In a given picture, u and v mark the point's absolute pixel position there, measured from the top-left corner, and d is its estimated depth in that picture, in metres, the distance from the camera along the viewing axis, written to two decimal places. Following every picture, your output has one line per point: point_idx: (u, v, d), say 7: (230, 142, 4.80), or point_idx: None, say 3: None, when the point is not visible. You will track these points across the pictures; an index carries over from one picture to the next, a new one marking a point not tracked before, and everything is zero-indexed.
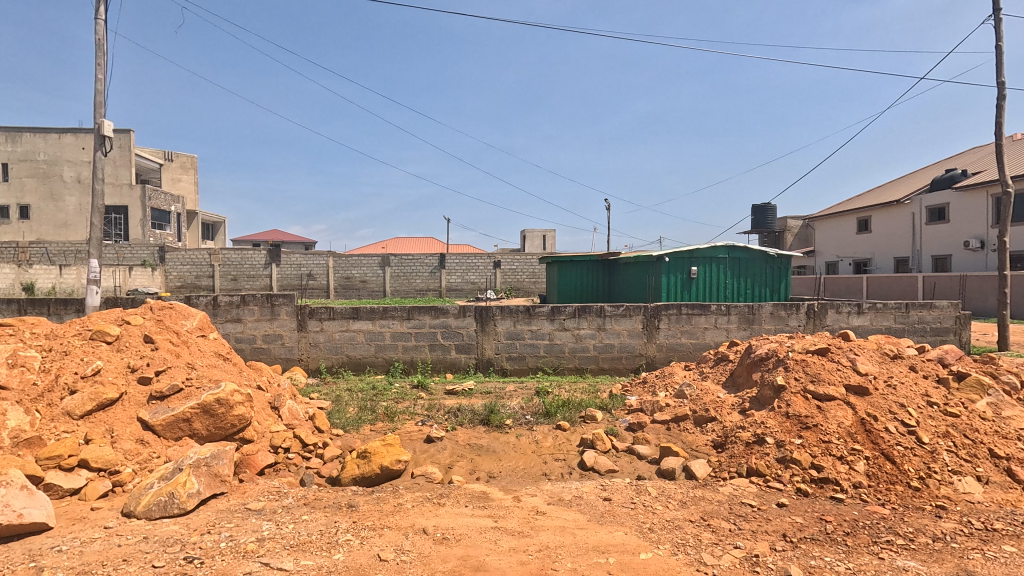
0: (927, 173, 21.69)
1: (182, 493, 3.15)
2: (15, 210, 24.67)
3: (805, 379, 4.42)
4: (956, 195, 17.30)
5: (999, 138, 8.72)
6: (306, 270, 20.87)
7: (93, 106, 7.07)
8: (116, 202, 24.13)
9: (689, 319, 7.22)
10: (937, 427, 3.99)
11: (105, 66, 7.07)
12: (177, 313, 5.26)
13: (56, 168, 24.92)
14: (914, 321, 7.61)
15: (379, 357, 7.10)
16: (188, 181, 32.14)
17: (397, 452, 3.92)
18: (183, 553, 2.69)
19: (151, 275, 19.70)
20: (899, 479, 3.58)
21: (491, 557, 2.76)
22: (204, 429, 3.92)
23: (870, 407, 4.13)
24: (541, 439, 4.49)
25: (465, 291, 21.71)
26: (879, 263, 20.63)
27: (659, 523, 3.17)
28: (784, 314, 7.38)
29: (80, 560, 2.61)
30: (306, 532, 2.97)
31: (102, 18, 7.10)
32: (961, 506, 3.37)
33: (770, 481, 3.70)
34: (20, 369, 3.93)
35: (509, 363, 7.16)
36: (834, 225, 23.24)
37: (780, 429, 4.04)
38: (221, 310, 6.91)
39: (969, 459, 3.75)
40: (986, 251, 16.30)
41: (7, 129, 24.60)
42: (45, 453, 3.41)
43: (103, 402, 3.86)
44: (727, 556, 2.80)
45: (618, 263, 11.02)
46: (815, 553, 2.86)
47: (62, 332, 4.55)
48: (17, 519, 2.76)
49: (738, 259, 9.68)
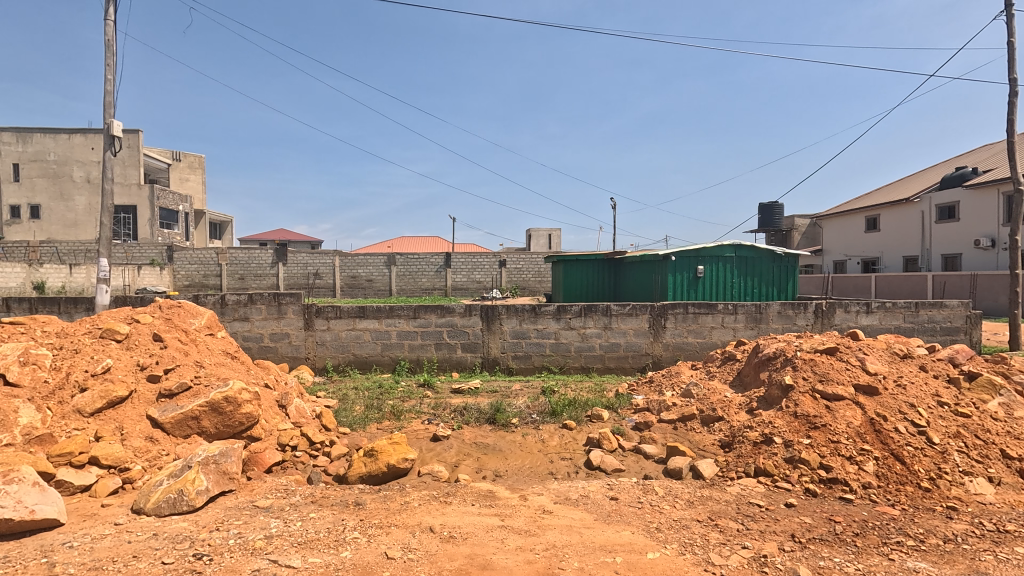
0: (937, 171, 21.45)
1: (191, 491, 3.18)
2: (27, 210, 24.96)
3: (814, 379, 4.37)
4: (966, 193, 17.11)
5: (1013, 134, 8.59)
6: (312, 269, 20.99)
7: (103, 106, 7.12)
8: (125, 202, 24.37)
9: (695, 319, 7.19)
10: (949, 427, 3.95)
11: (115, 66, 7.13)
12: (185, 312, 5.30)
13: (66, 168, 25.18)
14: (923, 321, 7.54)
15: (384, 356, 7.12)
16: (196, 180, 32.41)
17: (404, 450, 3.92)
18: (192, 550, 2.71)
19: (160, 275, 19.86)
20: (910, 479, 3.55)
21: (497, 555, 2.76)
22: (212, 427, 3.94)
23: (880, 407, 4.09)
24: (548, 438, 4.49)
25: (471, 290, 21.72)
26: (888, 262, 20.41)
27: (666, 523, 3.16)
28: (792, 314, 7.35)
29: (92, 556, 2.63)
30: (313, 530, 2.99)
31: (111, 19, 7.16)
32: (972, 508, 3.33)
33: (779, 481, 3.67)
34: (32, 367, 3.97)
35: (514, 363, 7.16)
36: (843, 223, 23.04)
37: (788, 428, 4.01)
38: (228, 309, 6.94)
39: (980, 460, 3.71)
40: (997, 250, 16.07)
41: (19, 128, 24.88)
42: (57, 450, 3.44)
43: (113, 399, 3.90)
44: (735, 557, 2.78)
45: (623, 262, 11.00)
46: (823, 554, 2.83)
47: (73, 330, 4.58)
48: (29, 515, 2.79)
49: (744, 257, 9.63)
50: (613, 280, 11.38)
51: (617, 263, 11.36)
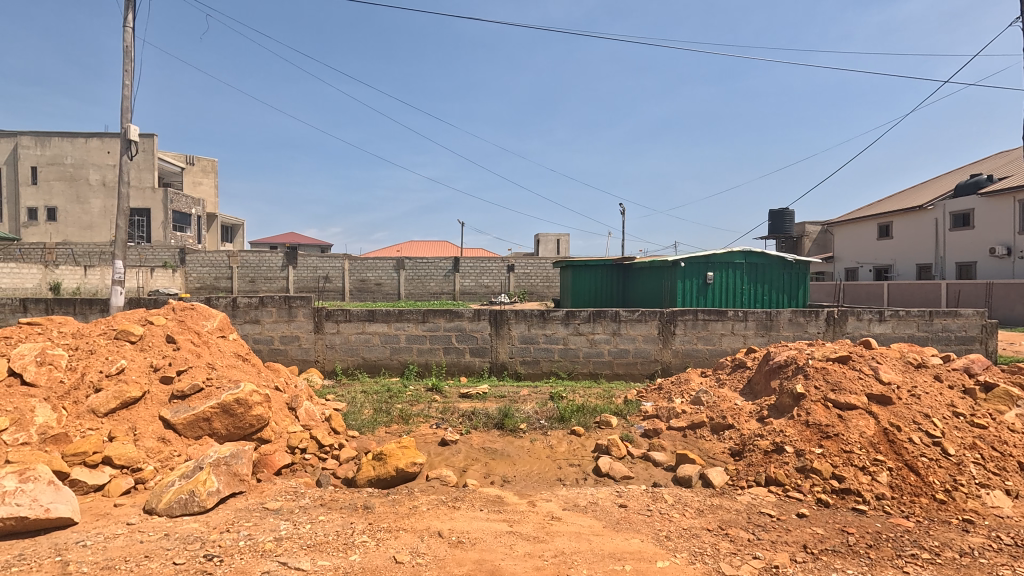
0: (951, 178, 21.24)
1: (202, 491, 3.20)
2: (43, 212, 25.43)
3: (826, 388, 4.32)
4: (981, 201, 16.94)
5: None
6: (322, 273, 21.16)
7: (121, 111, 7.26)
8: (139, 204, 24.72)
9: (705, 325, 7.14)
10: (964, 438, 3.89)
11: (133, 72, 7.26)
12: (198, 314, 5.37)
13: (82, 171, 25.57)
14: (938, 329, 7.43)
15: (394, 360, 7.15)
16: (208, 184, 32.76)
17: (412, 454, 3.93)
18: (203, 551, 2.73)
19: (172, 276, 20.11)
20: (924, 491, 3.50)
21: (506, 562, 2.75)
22: (224, 429, 3.99)
23: (893, 417, 4.03)
24: (556, 444, 4.49)
25: (479, 294, 21.75)
26: (901, 270, 20.16)
27: (675, 531, 3.13)
28: (803, 321, 7.29)
29: (104, 555, 2.66)
30: (323, 533, 3.00)
31: (130, 25, 7.30)
32: (990, 521, 3.27)
33: (790, 491, 3.63)
34: (48, 367, 4.03)
35: (522, 367, 7.14)
36: (854, 230, 22.84)
37: (800, 437, 3.97)
38: (240, 311, 7.00)
39: (997, 473, 3.65)
40: (1013, 258, 15.81)
41: (37, 133, 25.46)
42: (71, 449, 3.48)
43: (126, 400, 3.95)
44: (745, 567, 2.76)
45: (632, 268, 10.95)
46: (836, 566, 2.79)
47: (88, 331, 4.65)
48: (44, 514, 2.83)
49: (754, 264, 9.56)
50: (621, 288, 11.22)
51: (626, 270, 11.31)
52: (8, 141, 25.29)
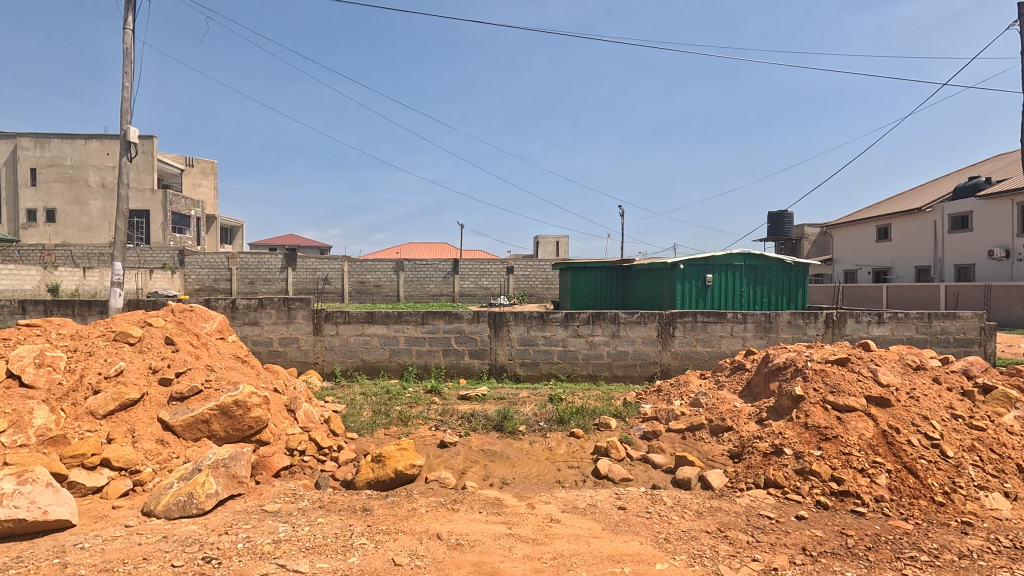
0: (949, 180, 21.29)
1: (201, 494, 3.19)
2: (43, 214, 25.45)
3: (825, 390, 4.32)
4: (980, 204, 16.99)
5: None
6: (321, 274, 21.16)
7: (120, 112, 7.26)
8: (139, 206, 24.69)
9: (704, 327, 7.15)
10: (962, 440, 3.89)
11: (133, 74, 7.26)
12: (197, 315, 5.37)
13: (82, 173, 25.56)
14: (936, 331, 7.43)
15: (393, 361, 7.15)
16: (208, 186, 32.75)
17: (412, 456, 3.92)
18: (201, 553, 2.72)
19: (171, 278, 20.10)
20: (923, 493, 3.50)
21: (505, 564, 2.75)
22: (222, 430, 3.99)
23: (892, 419, 4.03)
24: (555, 446, 4.49)
25: (478, 296, 21.73)
26: (900, 272, 20.18)
27: (675, 533, 3.13)
28: (802, 323, 7.30)
29: (102, 558, 2.65)
30: (321, 535, 3.00)
31: (130, 28, 7.31)
32: (988, 523, 3.27)
33: (789, 493, 3.63)
34: (46, 368, 4.03)
35: (522, 369, 7.14)
36: (853, 232, 22.88)
37: (799, 439, 3.97)
38: (239, 313, 7.00)
39: (996, 475, 3.65)
40: (1012, 260, 15.84)
41: (37, 134, 25.49)
42: (69, 451, 3.47)
43: (125, 402, 3.94)
44: (744, 569, 2.76)
45: (631, 270, 10.97)
46: (835, 568, 2.79)
47: (87, 333, 4.64)
48: (42, 516, 2.82)
49: (753, 266, 9.57)
50: (620, 290, 11.23)
51: (625, 272, 11.32)
52: (8, 143, 25.30)
